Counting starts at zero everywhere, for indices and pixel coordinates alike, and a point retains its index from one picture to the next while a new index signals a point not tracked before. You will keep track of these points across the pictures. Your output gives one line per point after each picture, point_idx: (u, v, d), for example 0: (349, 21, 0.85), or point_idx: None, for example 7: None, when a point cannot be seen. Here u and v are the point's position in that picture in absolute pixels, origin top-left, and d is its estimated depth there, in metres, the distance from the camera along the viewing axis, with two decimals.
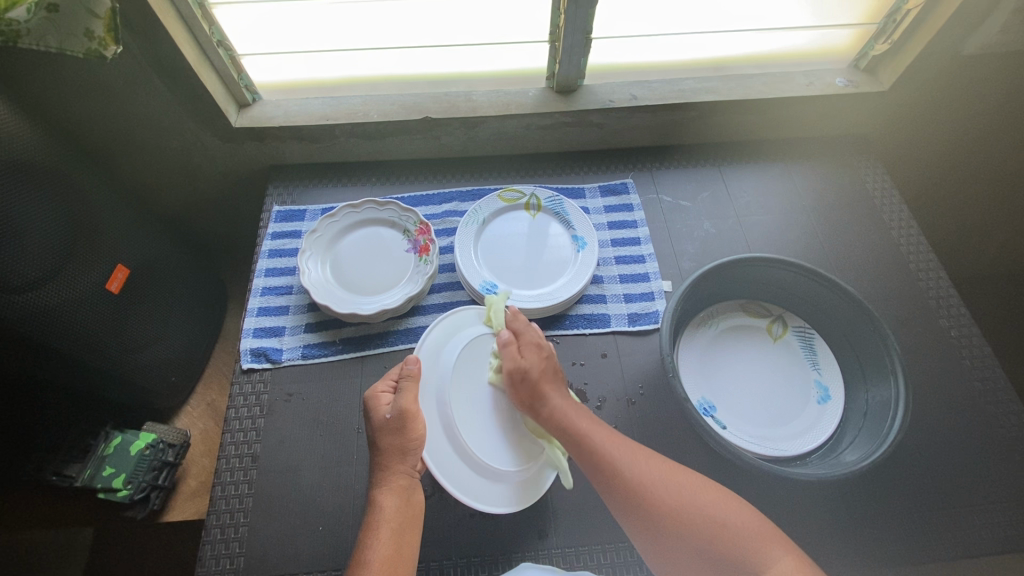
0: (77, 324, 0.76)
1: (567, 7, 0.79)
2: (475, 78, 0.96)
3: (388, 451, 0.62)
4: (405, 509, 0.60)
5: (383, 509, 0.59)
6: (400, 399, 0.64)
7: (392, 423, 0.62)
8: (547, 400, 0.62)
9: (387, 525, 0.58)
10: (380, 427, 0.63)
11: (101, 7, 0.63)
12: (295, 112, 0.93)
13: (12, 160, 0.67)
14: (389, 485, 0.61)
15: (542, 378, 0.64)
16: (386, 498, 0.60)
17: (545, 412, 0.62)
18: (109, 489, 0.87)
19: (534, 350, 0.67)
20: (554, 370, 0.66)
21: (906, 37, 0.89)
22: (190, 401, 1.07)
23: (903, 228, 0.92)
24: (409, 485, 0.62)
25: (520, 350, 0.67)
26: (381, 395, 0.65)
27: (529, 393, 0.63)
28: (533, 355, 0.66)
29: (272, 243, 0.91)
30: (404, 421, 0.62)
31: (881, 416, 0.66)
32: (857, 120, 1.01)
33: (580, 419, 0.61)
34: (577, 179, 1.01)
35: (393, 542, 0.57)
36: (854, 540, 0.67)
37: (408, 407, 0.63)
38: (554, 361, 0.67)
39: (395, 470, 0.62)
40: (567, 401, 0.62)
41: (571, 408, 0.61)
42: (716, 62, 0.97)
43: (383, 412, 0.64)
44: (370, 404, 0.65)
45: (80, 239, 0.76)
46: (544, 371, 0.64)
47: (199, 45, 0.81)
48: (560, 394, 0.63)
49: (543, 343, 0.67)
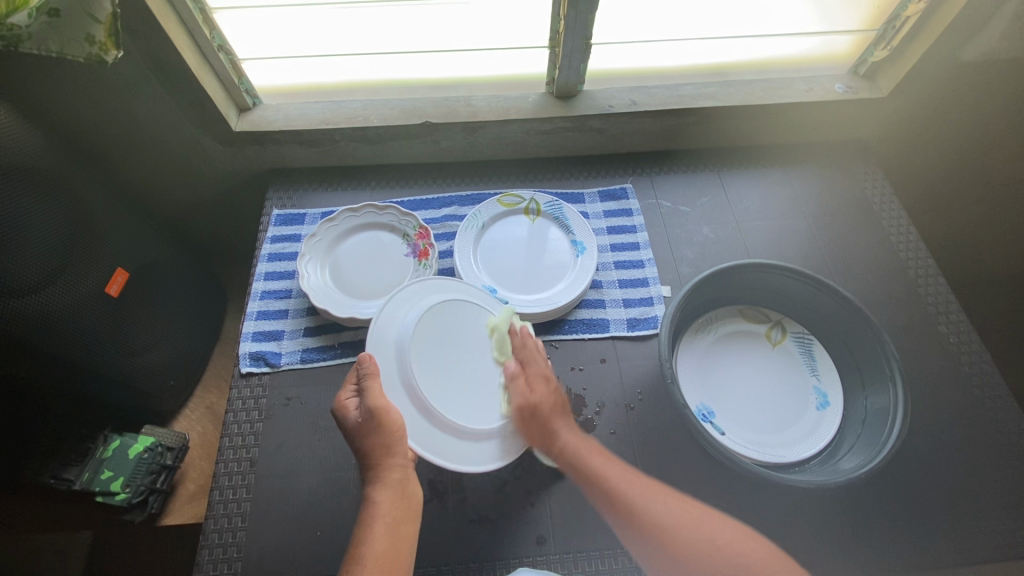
0: (76, 327, 0.76)
1: (567, 14, 0.79)
2: (475, 83, 0.97)
3: (371, 450, 0.60)
4: (399, 504, 0.59)
5: (378, 505, 0.59)
6: (366, 400, 0.60)
7: (364, 426, 0.60)
8: (558, 436, 0.63)
9: (382, 520, 0.57)
10: (354, 432, 0.61)
11: (102, 11, 0.63)
12: (296, 116, 0.93)
13: (13, 162, 0.67)
14: (380, 481, 0.59)
15: (553, 414, 0.64)
16: (379, 494, 0.59)
17: (557, 448, 0.63)
18: (108, 492, 0.87)
19: (543, 381, 0.66)
20: (563, 399, 0.66)
21: (905, 43, 0.90)
22: (189, 405, 1.07)
23: (902, 234, 0.92)
24: (403, 477, 0.60)
25: (528, 384, 0.66)
26: (348, 401, 0.62)
27: (539, 431, 0.63)
28: (543, 388, 0.65)
29: (271, 246, 0.91)
30: (375, 419, 0.60)
31: (879, 423, 0.66)
32: (855, 126, 1.01)
33: (591, 450, 0.63)
34: (577, 184, 1.01)
35: (388, 538, 0.56)
36: (853, 548, 0.67)
37: (376, 405, 0.60)
38: (562, 389, 0.67)
39: (383, 466, 0.59)
40: (577, 437, 0.64)
41: (581, 442, 0.63)
42: (716, 68, 0.97)
43: (354, 418, 0.61)
44: (338, 412, 0.62)
45: (81, 243, 0.76)
46: (552, 406, 0.64)
47: (199, 49, 0.81)
48: (571, 428, 0.64)
49: (550, 375, 0.67)
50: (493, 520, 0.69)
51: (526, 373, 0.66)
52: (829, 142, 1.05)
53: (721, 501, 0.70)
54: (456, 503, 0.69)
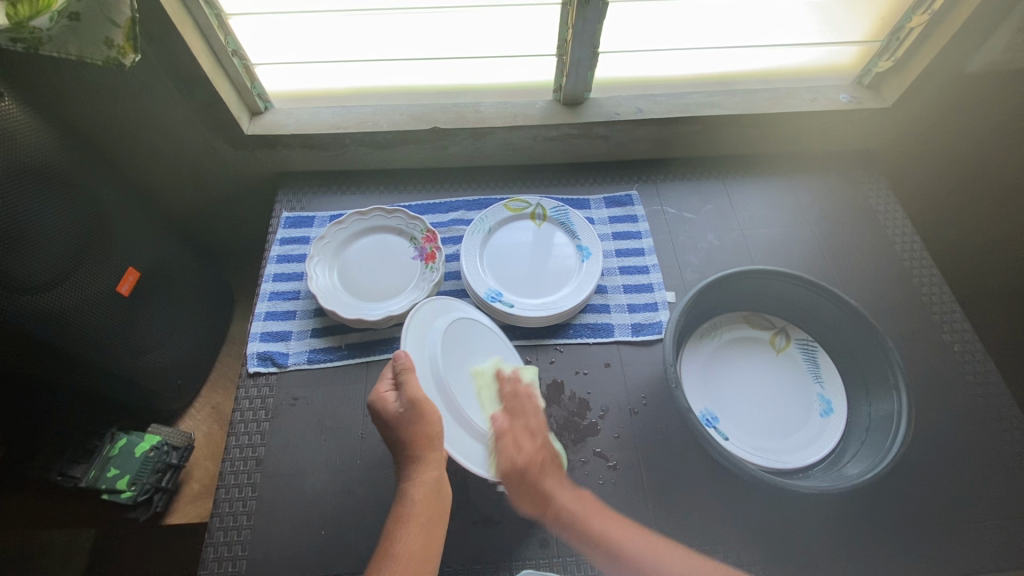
0: (86, 325, 0.77)
1: (575, 23, 0.80)
2: (483, 90, 0.98)
3: (410, 442, 0.59)
4: (435, 502, 0.59)
5: (414, 502, 0.58)
6: (407, 391, 0.60)
7: (406, 417, 0.60)
8: (554, 498, 0.62)
9: (416, 519, 0.57)
10: (394, 424, 0.60)
11: (122, 16, 0.64)
12: (306, 120, 0.95)
13: (29, 162, 0.68)
14: (417, 478, 0.59)
15: (541, 475, 0.63)
16: (415, 492, 0.59)
17: (555, 511, 0.62)
18: (113, 490, 0.87)
19: (530, 438, 0.65)
20: (551, 455, 0.66)
21: (909, 54, 0.91)
22: (194, 404, 1.08)
23: (906, 243, 0.93)
24: (439, 475, 0.60)
25: (515, 442, 0.64)
26: (386, 394, 0.62)
27: (532, 492, 0.62)
28: (530, 445, 0.64)
29: (280, 248, 0.92)
30: (417, 411, 0.60)
31: (883, 430, 0.66)
32: (859, 136, 1.02)
33: (588, 513, 0.62)
34: (582, 190, 1.02)
35: (422, 537, 0.56)
36: (856, 556, 0.67)
37: (417, 397, 0.60)
38: (549, 444, 0.66)
39: (423, 462, 0.59)
40: (571, 497, 0.63)
41: (577, 504, 0.62)
42: (722, 77, 0.98)
43: (393, 409, 0.61)
44: (376, 405, 0.61)
45: (93, 242, 0.77)
46: (543, 463, 0.64)
47: (214, 53, 0.83)
48: (563, 488, 0.63)
49: (536, 429, 0.66)
50: (497, 523, 0.69)
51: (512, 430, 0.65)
52: (833, 152, 1.05)
53: (724, 507, 0.70)
54: (459, 505, 0.70)
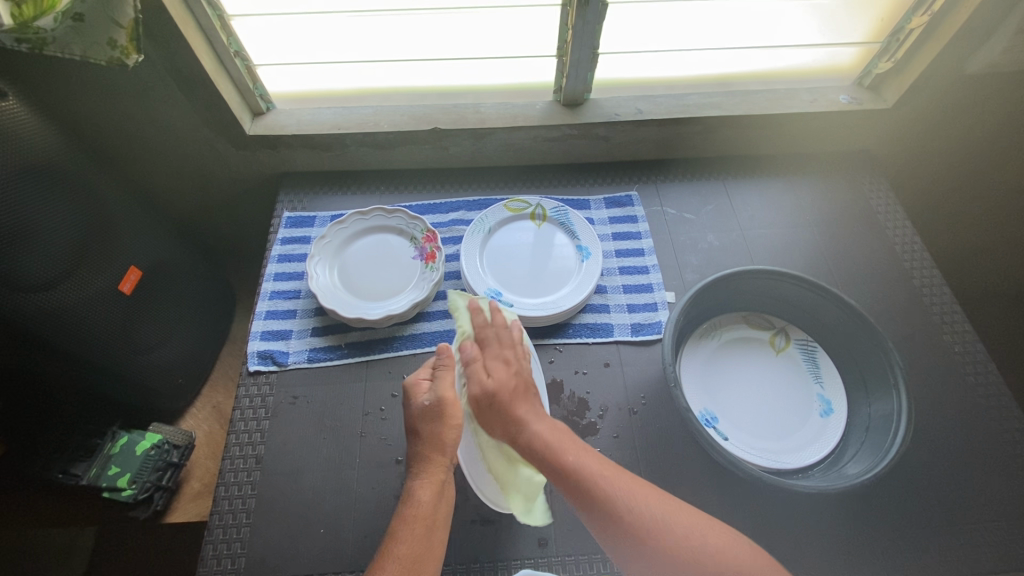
0: (88, 323, 0.78)
1: (575, 23, 0.81)
2: (483, 91, 0.98)
3: (427, 440, 0.62)
4: (439, 507, 0.59)
5: (419, 503, 0.58)
6: (439, 386, 0.65)
7: (431, 411, 0.63)
8: (523, 425, 0.60)
9: (419, 519, 0.57)
10: (419, 413, 0.64)
11: (125, 17, 0.65)
12: (308, 121, 0.95)
13: (33, 162, 0.69)
14: (426, 478, 0.60)
15: (510, 400, 0.63)
16: (422, 493, 0.59)
17: (522, 438, 0.60)
18: (114, 489, 0.86)
19: (502, 367, 0.67)
20: (525, 390, 0.65)
21: (909, 56, 0.91)
22: (195, 404, 1.08)
23: (906, 244, 0.93)
24: (445, 481, 0.61)
25: (486, 371, 0.67)
26: (422, 382, 0.66)
27: (502, 417, 0.62)
28: (502, 372, 0.66)
29: (281, 248, 0.92)
30: (441, 407, 0.63)
31: (882, 430, 0.66)
32: (858, 137, 1.02)
33: (557, 441, 0.58)
34: (583, 191, 1.02)
35: (423, 538, 0.55)
36: (856, 556, 0.67)
37: (445, 393, 0.64)
38: (524, 378, 0.66)
39: (434, 464, 0.61)
40: (541, 425, 0.60)
41: (549, 432, 0.59)
42: (722, 78, 0.99)
43: (422, 400, 0.64)
44: (410, 389, 0.66)
45: (95, 242, 0.78)
46: (512, 389, 0.64)
47: (217, 55, 0.84)
48: (534, 415, 0.62)
49: (512, 360, 0.68)
50: (496, 522, 0.69)
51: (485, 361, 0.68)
52: (833, 153, 1.06)
53: (723, 507, 0.70)
54: (458, 504, 0.70)
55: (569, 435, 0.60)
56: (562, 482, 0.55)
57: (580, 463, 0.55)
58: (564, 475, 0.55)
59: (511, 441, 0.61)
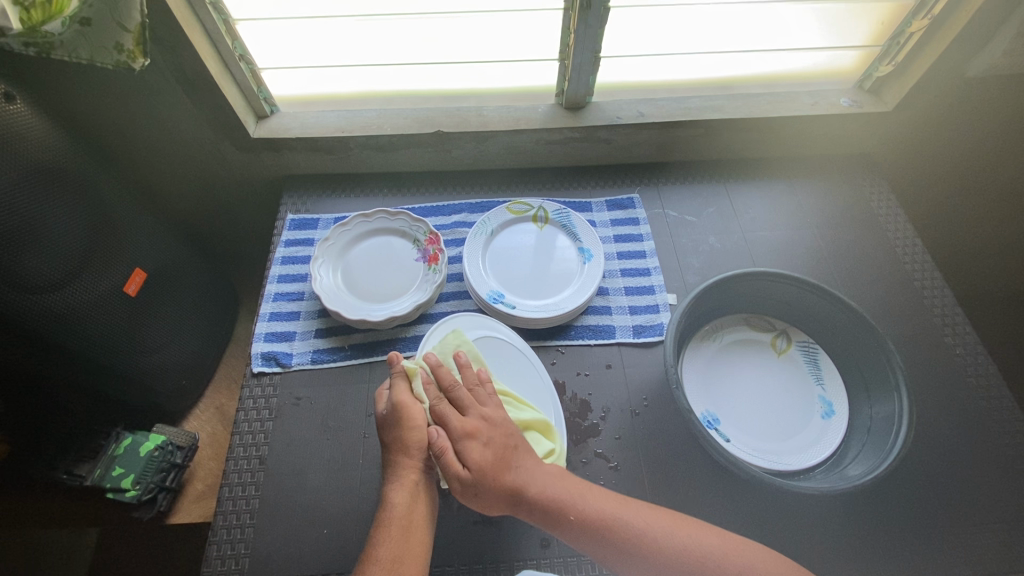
0: (94, 324, 0.78)
1: (577, 27, 0.81)
2: (486, 94, 0.99)
3: (392, 445, 0.62)
4: (415, 506, 0.59)
5: (394, 506, 0.59)
6: (393, 393, 0.64)
7: (389, 419, 0.63)
8: (520, 491, 0.57)
9: (395, 522, 0.57)
10: (380, 424, 0.64)
11: (132, 22, 0.65)
12: (312, 124, 0.96)
13: (41, 165, 0.69)
14: (398, 481, 0.60)
15: (499, 473, 0.57)
16: (396, 495, 0.59)
17: (527, 504, 0.57)
18: (118, 489, 0.87)
19: (473, 440, 0.59)
20: (506, 447, 0.59)
21: (910, 59, 0.91)
22: (199, 405, 1.09)
23: (908, 246, 0.93)
24: (419, 481, 0.61)
25: (460, 452, 0.59)
26: (382, 392, 0.66)
27: (496, 496, 0.57)
28: (477, 449, 0.59)
29: (285, 250, 0.93)
30: (397, 414, 0.62)
31: (884, 432, 0.66)
32: (859, 140, 1.03)
33: (563, 492, 0.57)
34: (584, 193, 1.03)
35: (398, 540, 0.56)
36: (858, 558, 0.67)
37: (399, 399, 0.63)
38: (499, 436, 0.60)
39: (403, 465, 0.61)
40: (539, 482, 0.58)
41: (545, 484, 0.58)
42: (723, 81, 0.99)
43: (382, 409, 0.65)
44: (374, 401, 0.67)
45: (101, 242, 0.78)
46: (494, 462, 0.58)
47: (222, 59, 0.84)
48: (526, 475, 0.58)
49: (480, 428, 0.60)
50: (498, 523, 0.69)
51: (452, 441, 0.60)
52: (834, 156, 1.06)
53: (726, 509, 0.70)
54: (461, 505, 0.70)
55: (564, 477, 0.60)
56: (582, 535, 0.55)
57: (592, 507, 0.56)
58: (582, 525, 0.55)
59: (515, 510, 0.58)
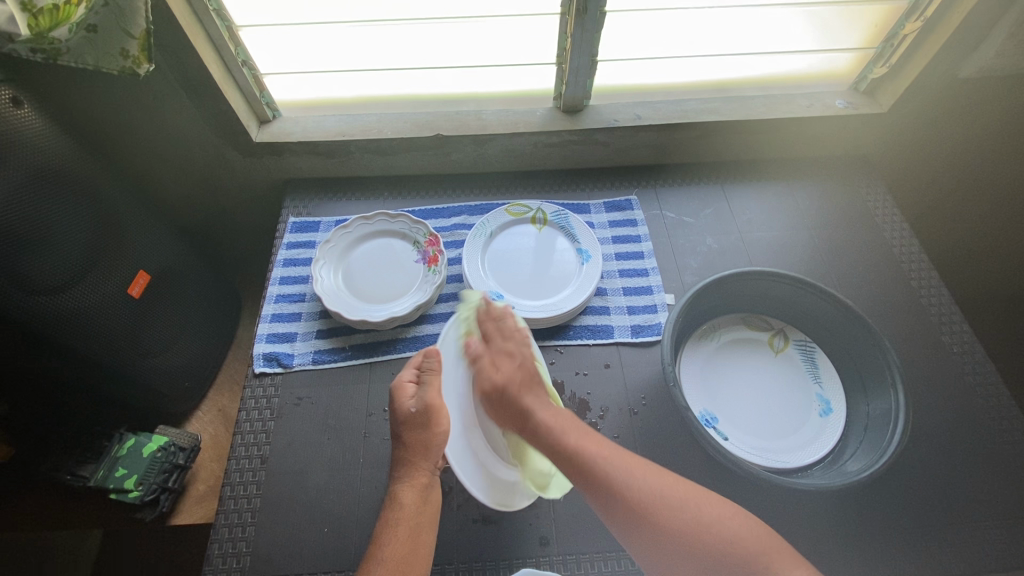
0: (98, 327, 0.80)
1: (573, 31, 0.82)
2: (484, 99, 1.01)
3: (412, 446, 0.63)
4: (422, 510, 0.61)
5: (402, 506, 0.60)
6: (426, 393, 0.64)
7: (417, 418, 0.63)
8: (531, 417, 0.57)
9: (404, 523, 0.59)
10: (405, 420, 0.64)
11: (138, 28, 0.66)
12: (313, 128, 0.97)
13: (46, 168, 0.70)
14: (409, 482, 0.62)
15: (519, 394, 0.59)
16: (406, 495, 0.61)
17: (531, 430, 0.57)
18: (120, 490, 0.88)
19: (505, 358, 0.62)
20: (532, 377, 0.61)
21: (904, 62, 0.92)
22: (201, 407, 1.10)
23: (903, 244, 0.94)
24: (429, 483, 0.63)
25: (492, 364, 0.62)
26: (406, 386, 0.66)
27: (513, 413, 0.59)
28: (506, 366, 0.61)
29: (287, 252, 0.94)
30: (428, 415, 0.63)
31: (881, 427, 0.66)
32: (855, 142, 1.04)
33: (566, 428, 0.56)
34: (582, 196, 1.04)
35: (409, 542, 0.58)
36: (855, 555, 0.67)
37: (433, 402, 0.63)
38: (530, 365, 0.62)
39: (418, 467, 0.63)
40: (550, 412, 0.58)
41: (558, 420, 0.57)
42: (719, 84, 1.00)
43: (408, 405, 0.64)
44: (395, 393, 0.65)
45: (107, 244, 0.80)
46: (519, 382, 0.59)
47: (225, 64, 0.86)
48: (542, 407, 0.58)
49: (515, 351, 0.62)
50: (498, 522, 0.70)
51: (490, 354, 0.63)
52: (830, 157, 1.07)
53: None
54: (461, 503, 0.70)
55: (575, 422, 0.58)
56: (574, 469, 0.54)
57: (589, 448, 0.54)
58: (571, 458, 0.54)
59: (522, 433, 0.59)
